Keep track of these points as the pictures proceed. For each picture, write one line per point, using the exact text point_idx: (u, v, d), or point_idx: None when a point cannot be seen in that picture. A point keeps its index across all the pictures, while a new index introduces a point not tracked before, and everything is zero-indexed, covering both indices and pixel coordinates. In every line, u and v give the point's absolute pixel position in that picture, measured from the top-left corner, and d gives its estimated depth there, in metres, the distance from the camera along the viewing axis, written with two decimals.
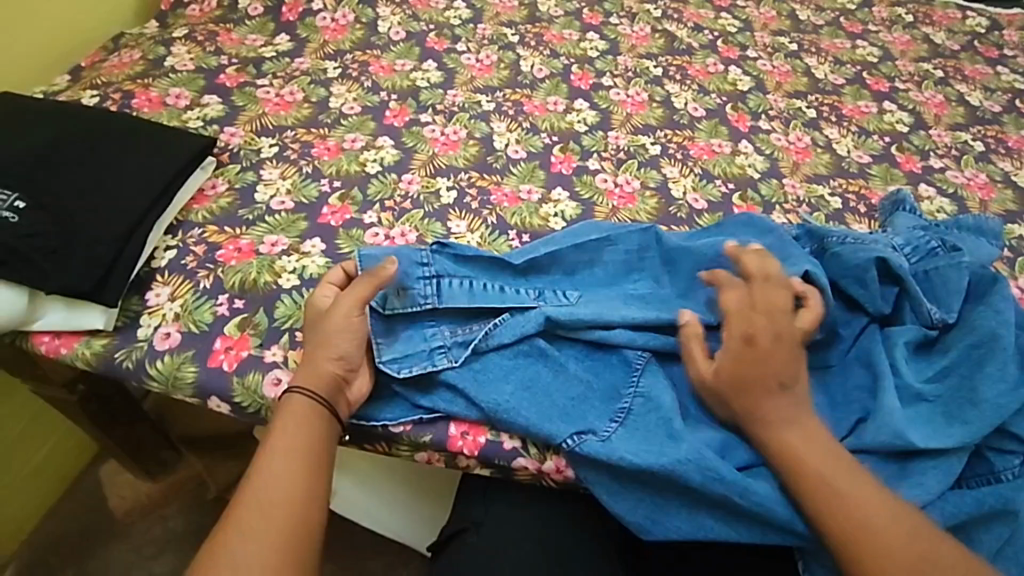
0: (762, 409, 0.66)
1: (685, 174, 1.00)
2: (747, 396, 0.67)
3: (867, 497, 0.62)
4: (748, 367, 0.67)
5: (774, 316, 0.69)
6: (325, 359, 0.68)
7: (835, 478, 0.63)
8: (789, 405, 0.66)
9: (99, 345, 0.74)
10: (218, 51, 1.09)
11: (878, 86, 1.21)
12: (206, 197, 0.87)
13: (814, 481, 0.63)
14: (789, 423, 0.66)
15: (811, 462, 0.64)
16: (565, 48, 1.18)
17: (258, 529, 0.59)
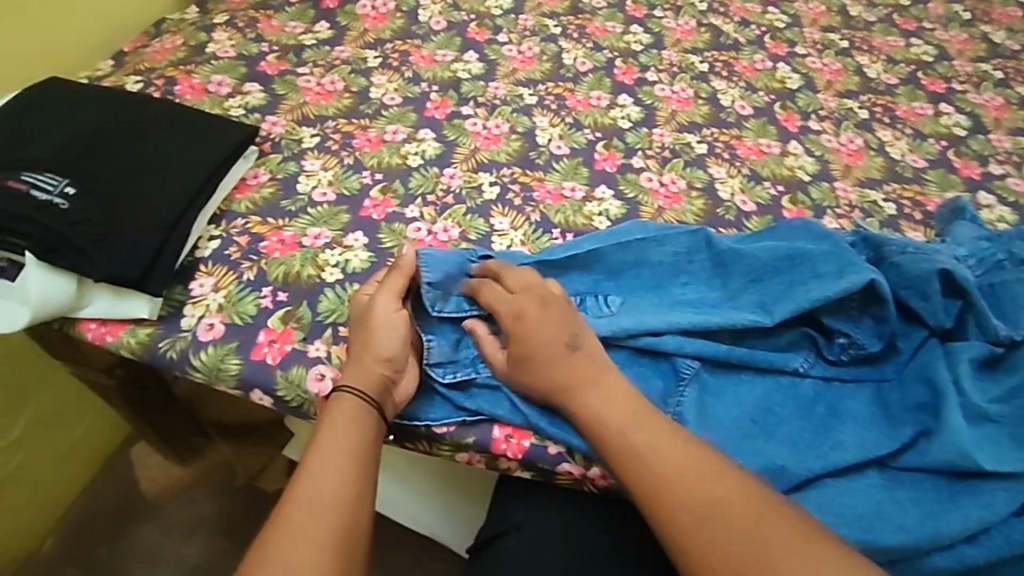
0: (587, 407, 0.65)
1: (733, 174, 0.97)
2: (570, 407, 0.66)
3: (734, 509, 0.58)
4: (579, 375, 0.67)
5: (532, 303, 0.69)
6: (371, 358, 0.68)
7: (688, 489, 0.60)
8: (628, 418, 0.64)
9: (145, 334, 0.75)
10: (258, 38, 1.08)
11: (933, 87, 1.16)
12: (249, 186, 0.86)
13: (659, 496, 0.60)
14: (626, 434, 0.63)
15: (661, 474, 0.61)
16: (609, 41, 1.15)
17: (311, 528, 0.58)
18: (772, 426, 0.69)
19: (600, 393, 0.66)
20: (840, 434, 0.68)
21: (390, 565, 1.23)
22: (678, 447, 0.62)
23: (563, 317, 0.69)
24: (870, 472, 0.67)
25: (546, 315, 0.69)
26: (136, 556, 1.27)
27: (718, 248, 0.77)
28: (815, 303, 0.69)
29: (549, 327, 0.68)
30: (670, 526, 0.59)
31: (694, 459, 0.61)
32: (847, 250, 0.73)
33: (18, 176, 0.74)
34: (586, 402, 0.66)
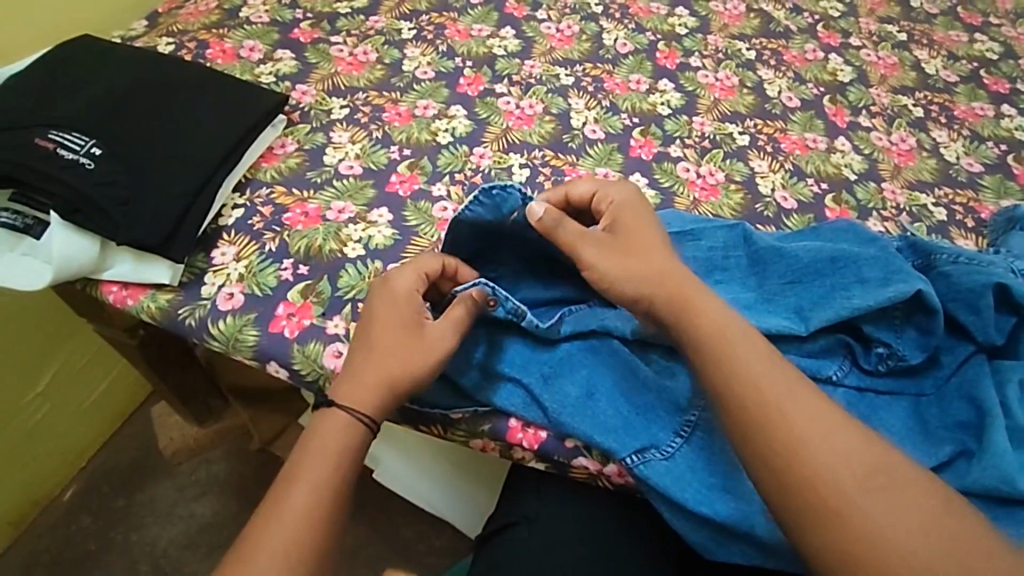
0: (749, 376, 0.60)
1: (775, 169, 0.93)
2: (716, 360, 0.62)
3: (871, 457, 0.57)
4: (696, 290, 0.66)
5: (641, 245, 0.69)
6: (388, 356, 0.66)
7: (820, 431, 0.58)
8: (756, 347, 0.62)
9: (164, 300, 0.74)
10: (292, 4, 1.06)
11: (996, 87, 1.09)
12: (276, 155, 0.85)
13: (791, 430, 0.58)
14: (786, 397, 0.59)
15: (812, 431, 0.58)
16: (652, 23, 1.11)
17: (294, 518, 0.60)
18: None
19: (725, 316, 0.64)
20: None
21: (396, 541, 1.24)
22: (808, 388, 0.61)
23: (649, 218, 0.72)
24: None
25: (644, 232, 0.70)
26: (152, 513, 1.30)
27: (756, 246, 0.73)
28: (856, 310, 0.66)
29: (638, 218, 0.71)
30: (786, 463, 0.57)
31: (819, 401, 0.60)
32: (892, 257, 0.69)
33: (46, 134, 0.74)
34: (708, 322, 0.63)
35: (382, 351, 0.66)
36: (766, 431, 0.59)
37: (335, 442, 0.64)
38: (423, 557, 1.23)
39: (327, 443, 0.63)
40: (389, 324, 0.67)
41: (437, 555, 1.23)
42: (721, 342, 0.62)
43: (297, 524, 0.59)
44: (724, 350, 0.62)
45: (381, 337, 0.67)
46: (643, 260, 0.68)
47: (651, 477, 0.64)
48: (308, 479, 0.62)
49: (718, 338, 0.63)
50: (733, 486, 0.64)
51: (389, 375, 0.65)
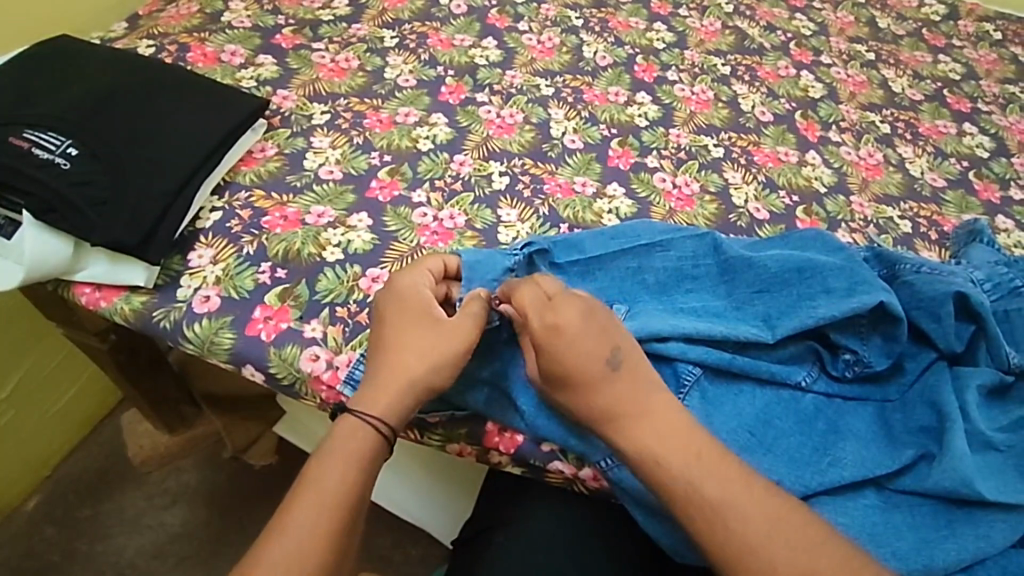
0: (686, 473, 0.60)
1: (748, 181, 0.95)
2: (643, 451, 0.61)
3: (826, 564, 0.56)
4: (625, 393, 0.63)
5: (582, 336, 0.63)
6: (405, 355, 0.65)
7: (771, 537, 0.57)
8: (690, 457, 0.61)
9: (139, 302, 0.73)
10: (275, 10, 1.07)
11: (958, 106, 1.14)
12: (255, 159, 0.85)
13: (732, 546, 0.58)
14: (726, 486, 0.59)
15: (762, 527, 0.58)
16: (631, 37, 1.15)
17: (306, 519, 0.58)
18: (769, 441, 0.67)
19: (660, 418, 0.62)
20: (843, 456, 0.66)
21: (369, 550, 1.22)
22: (756, 483, 0.60)
23: (602, 338, 0.64)
24: (868, 492, 0.65)
25: (579, 328, 0.63)
26: (120, 522, 1.27)
27: (726, 255, 0.75)
28: (821, 318, 0.68)
29: (587, 350, 0.63)
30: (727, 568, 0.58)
31: (765, 504, 0.59)
32: (859, 270, 0.71)
33: (21, 133, 0.73)
34: (634, 440, 0.62)
35: (398, 347, 0.66)
36: (712, 529, 0.58)
37: (346, 450, 0.62)
38: (398, 565, 1.22)
39: (341, 449, 0.62)
40: (406, 309, 0.67)
41: (412, 564, 1.22)
42: (649, 462, 0.61)
43: (310, 529, 0.58)
44: (655, 468, 0.61)
45: (389, 339, 0.66)
46: (575, 380, 0.63)
47: (624, 480, 0.65)
48: (318, 489, 0.60)
49: (645, 460, 0.61)
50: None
51: (403, 378, 0.64)
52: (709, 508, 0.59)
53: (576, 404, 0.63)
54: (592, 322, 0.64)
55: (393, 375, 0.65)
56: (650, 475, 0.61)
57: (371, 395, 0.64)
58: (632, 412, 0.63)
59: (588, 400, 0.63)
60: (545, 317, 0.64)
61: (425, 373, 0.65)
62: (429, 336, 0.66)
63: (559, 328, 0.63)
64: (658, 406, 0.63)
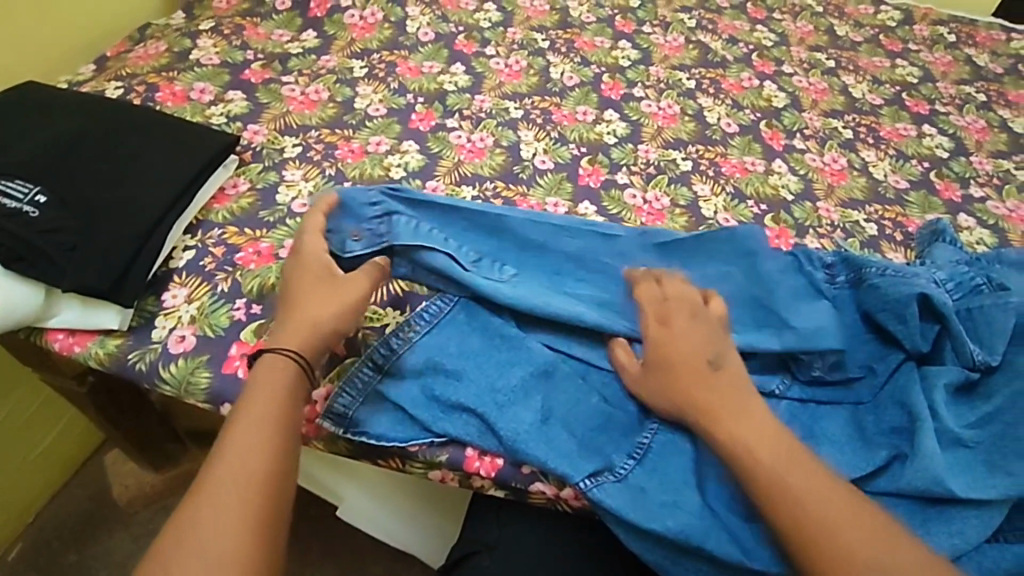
0: (776, 469, 0.60)
1: (716, 192, 0.97)
2: (731, 442, 0.62)
3: (902, 560, 0.56)
4: (727, 386, 0.66)
5: (695, 333, 0.68)
6: (311, 305, 0.68)
7: (856, 533, 0.57)
8: (780, 454, 0.61)
9: (113, 346, 0.73)
10: (243, 46, 1.10)
11: (917, 108, 1.18)
12: (227, 196, 0.85)
13: (813, 532, 0.57)
14: (811, 484, 0.59)
15: (850, 527, 0.57)
16: (597, 56, 1.17)
17: (247, 441, 0.60)
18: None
19: (749, 416, 0.64)
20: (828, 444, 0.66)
21: None
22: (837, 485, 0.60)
23: (711, 336, 0.68)
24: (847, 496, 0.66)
25: (693, 328, 0.69)
26: (106, 566, 1.25)
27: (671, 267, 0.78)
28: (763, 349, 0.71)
29: (694, 343, 0.68)
30: (814, 560, 0.57)
31: (846, 501, 0.59)
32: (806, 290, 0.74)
33: None
34: (728, 434, 0.63)
35: (302, 297, 0.69)
36: (804, 522, 0.58)
37: (270, 381, 0.64)
38: None
39: (263, 399, 0.63)
40: (305, 269, 0.71)
41: None
42: (740, 454, 0.62)
43: (248, 449, 0.59)
44: (745, 461, 0.61)
45: (298, 292, 0.69)
46: (684, 369, 0.66)
47: (605, 499, 0.64)
48: (234, 452, 0.59)
49: (737, 452, 0.62)
50: (685, 501, 0.64)
51: (307, 321, 0.67)
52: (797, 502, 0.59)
53: (670, 397, 0.66)
54: (705, 327, 0.69)
55: (300, 320, 0.67)
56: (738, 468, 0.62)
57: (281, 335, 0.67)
58: (726, 407, 0.64)
59: (697, 389, 0.65)
60: (660, 317, 0.70)
61: (327, 317, 0.68)
62: (328, 289, 0.70)
63: (670, 328, 0.69)
64: (752, 407, 0.64)
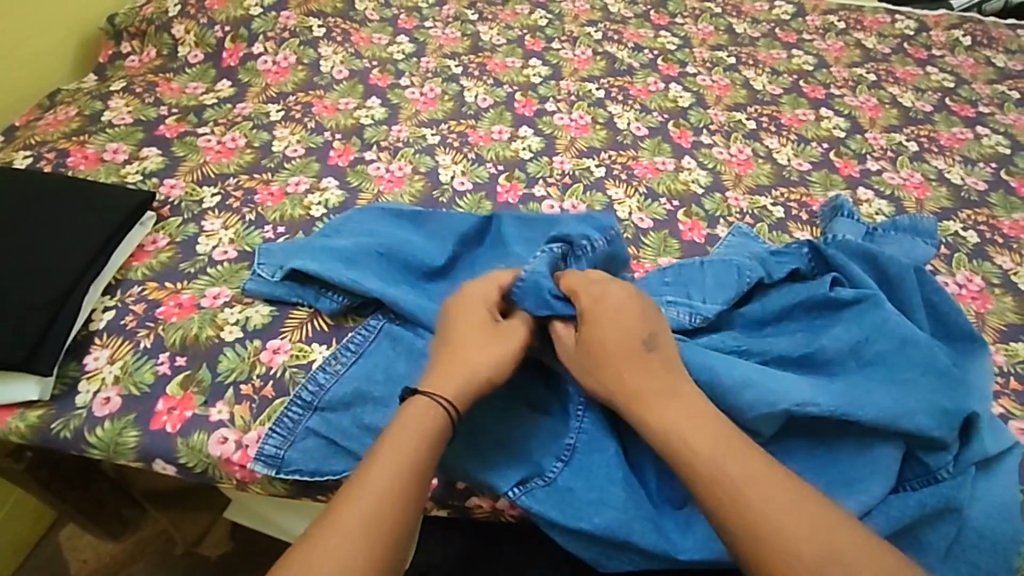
0: (710, 456, 0.58)
1: (630, 194, 1.01)
2: (642, 424, 0.62)
3: (840, 543, 0.53)
4: (660, 367, 0.64)
5: (627, 314, 0.67)
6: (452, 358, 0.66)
7: (789, 522, 0.54)
8: (717, 439, 0.59)
9: (35, 417, 0.72)
10: (157, 102, 1.11)
11: (814, 94, 1.25)
12: (147, 252, 0.86)
13: (749, 519, 0.55)
14: (745, 471, 0.57)
15: (784, 519, 0.54)
16: (508, 76, 1.21)
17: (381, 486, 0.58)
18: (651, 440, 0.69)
19: (686, 404, 0.62)
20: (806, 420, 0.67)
21: None
22: (776, 473, 0.57)
23: (642, 319, 0.67)
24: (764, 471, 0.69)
25: (630, 312, 0.67)
26: None
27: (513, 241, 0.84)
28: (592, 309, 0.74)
29: (625, 327, 0.66)
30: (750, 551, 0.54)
31: (784, 488, 0.56)
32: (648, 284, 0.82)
33: None
34: (661, 421, 0.61)
35: (463, 343, 0.67)
36: (724, 513, 0.56)
37: (419, 428, 0.62)
38: None
39: (412, 432, 0.61)
40: (467, 311, 0.70)
41: None
42: (675, 443, 0.60)
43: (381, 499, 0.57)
44: (679, 448, 0.59)
45: (468, 338, 0.68)
46: (609, 351, 0.65)
47: (534, 505, 0.66)
48: (371, 484, 0.57)
49: (671, 440, 0.60)
50: (611, 497, 0.66)
51: (465, 366, 0.66)
52: (726, 488, 0.56)
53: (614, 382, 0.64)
54: (635, 305, 0.68)
55: (471, 373, 0.65)
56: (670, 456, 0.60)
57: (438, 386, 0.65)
58: (651, 394, 0.63)
59: (616, 374, 0.64)
60: (590, 295, 0.69)
61: (489, 366, 0.66)
62: (495, 338, 0.68)
63: (601, 315, 0.67)
64: (683, 389, 0.63)
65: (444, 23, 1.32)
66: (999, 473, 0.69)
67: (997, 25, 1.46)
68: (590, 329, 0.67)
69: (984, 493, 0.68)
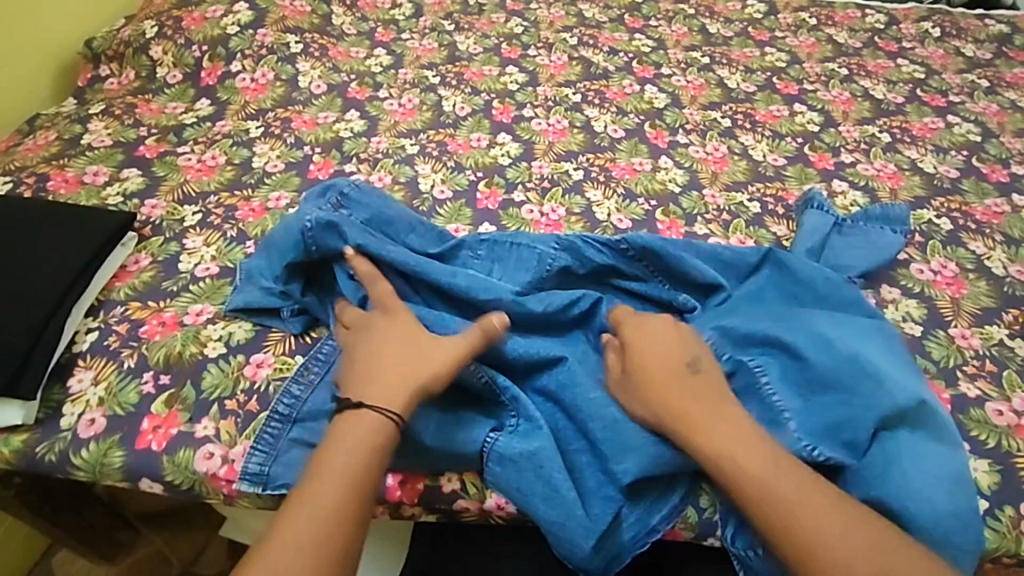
0: (760, 481, 0.61)
1: (608, 196, 1.02)
2: (691, 443, 0.65)
3: (897, 570, 0.57)
4: (709, 394, 0.68)
5: (674, 344, 0.71)
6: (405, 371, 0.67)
7: (839, 549, 0.57)
8: (767, 465, 0.62)
9: (19, 441, 0.72)
10: (136, 123, 1.11)
11: (787, 90, 1.27)
12: (129, 272, 0.86)
13: (806, 544, 0.58)
14: (795, 496, 0.60)
15: (832, 544, 0.58)
16: (486, 84, 1.23)
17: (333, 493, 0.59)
18: (628, 439, 0.68)
19: (732, 429, 0.64)
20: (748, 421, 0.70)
21: None
22: (827, 500, 0.60)
23: (683, 348, 0.71)
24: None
25: (671, 336, 0.72)
26: None
27: (480, 248, 0.84)
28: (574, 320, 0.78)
29: (668, 352, 0.70)
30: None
31: (834, 514, 0.59)
32: (613, 286, 0.84)
33: None
34: (709, 443, 0.64)
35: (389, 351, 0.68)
36: (773, 535, 0.60)
37: (355, 434, 0.63)
38: None
39: (349, 438, 0.63)
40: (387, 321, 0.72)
41: None
42: (728, 467, 0.63)
43: (334, 507, 0.59)
44: (730, 470, 0.62)
45: (386, 347, 0.69)
46: (654, 373, 0.69)
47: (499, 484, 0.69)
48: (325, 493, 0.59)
49: (724, 464, 0.63)
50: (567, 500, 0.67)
51: (401, 376, 0.66)
52: (778, 513, 0.60)
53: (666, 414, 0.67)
54: (677, 333, 0.72)
55: (402, 376, 0.66)
56: (725, 478, 0.63)
57: (374, 390, 0.65)
58: (697, 416, 0.66)
59: (659, 397, 0.67)
60: (631, 326, 0.74)
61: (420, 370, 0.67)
62: (409, 345, 0.69)
63: (649, 350, 0.71)
64: (729, 414, 0.66)
65: (421, 35, 1.34)
66: (948, 447, 0.69)
67: (965, 16, 1.48)
68: (634, 355, 0.71)
69: (934, 462, 0.68)
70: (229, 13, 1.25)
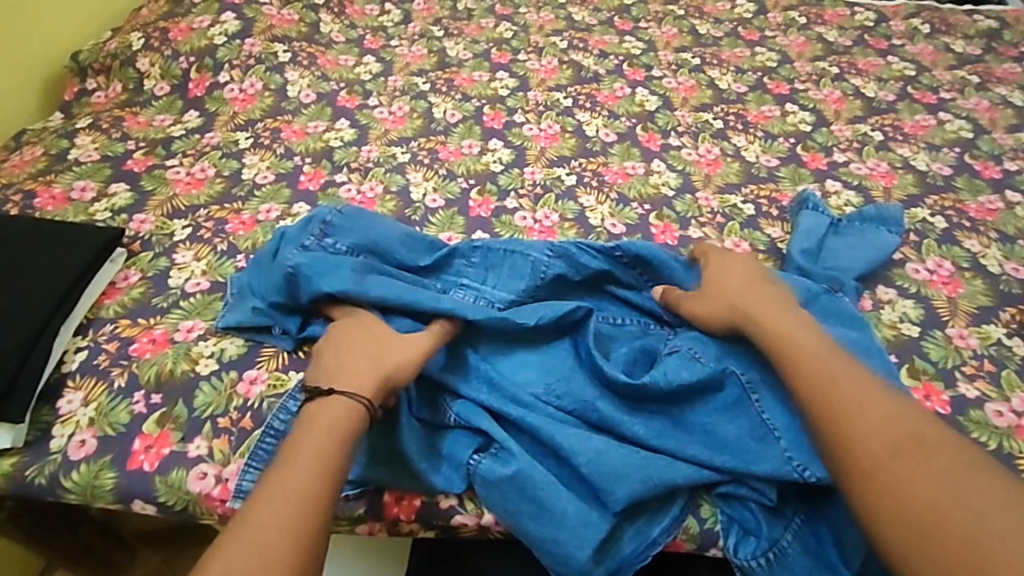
0: (812, 364, 0.67)
1: (602, 201, 1.02)
2: (753, 334, 0.72)
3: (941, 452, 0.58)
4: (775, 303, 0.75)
5: (737, 273, 0.79)
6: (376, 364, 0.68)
7: (887, 425, 0.61)
8: (821, 353, 0.68)
9: (9, 465, 0.71)
10: (124, 137, 1.10)
11: (778, 90, 1.26)
12: (118, 289, 0.85)
13: (859, 425, 0.61)
14: (842, 376, 0.65)
15: (876, 421, 0.61)
16: (476, 90, 1.22)
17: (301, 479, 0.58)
18: (615, 467, 0.67)
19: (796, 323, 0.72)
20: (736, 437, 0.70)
21: None
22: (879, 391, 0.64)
23: (754, 272, 0.80)
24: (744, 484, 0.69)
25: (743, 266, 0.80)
26: None
27: (474, 255, 0.83)
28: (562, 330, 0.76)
29: (738, 274, 0.79)
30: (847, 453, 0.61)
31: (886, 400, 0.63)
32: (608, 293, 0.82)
33: None
34: (770, 329, 0.71)
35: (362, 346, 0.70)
36: (818, 408, 0.64)
37: (328, 423, 0.63)
38: None
39: (322, 428, 0.62)
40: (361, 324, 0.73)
41: None
42: (783, 347, 0.69)
43: (302, 492, 0.57)
44: (784, 351, 0.69)
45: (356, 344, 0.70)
46: (723, 287, 0.77)
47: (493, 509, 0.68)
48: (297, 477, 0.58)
49: (781, 344, 0.70)
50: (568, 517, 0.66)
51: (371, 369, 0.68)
52: (825, 391, 0.64)
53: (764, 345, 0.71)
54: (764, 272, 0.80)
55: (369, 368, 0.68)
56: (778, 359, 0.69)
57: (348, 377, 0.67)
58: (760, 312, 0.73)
59: (729, 301, 0.75)
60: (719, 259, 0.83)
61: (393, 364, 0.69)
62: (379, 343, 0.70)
63: (791, 311, 0.74)
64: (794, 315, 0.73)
65: (410, 41, 1.33)
66: None
67: (953, 12, 1.48)
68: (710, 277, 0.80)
69: None
70: (215, 23, 1.24)
